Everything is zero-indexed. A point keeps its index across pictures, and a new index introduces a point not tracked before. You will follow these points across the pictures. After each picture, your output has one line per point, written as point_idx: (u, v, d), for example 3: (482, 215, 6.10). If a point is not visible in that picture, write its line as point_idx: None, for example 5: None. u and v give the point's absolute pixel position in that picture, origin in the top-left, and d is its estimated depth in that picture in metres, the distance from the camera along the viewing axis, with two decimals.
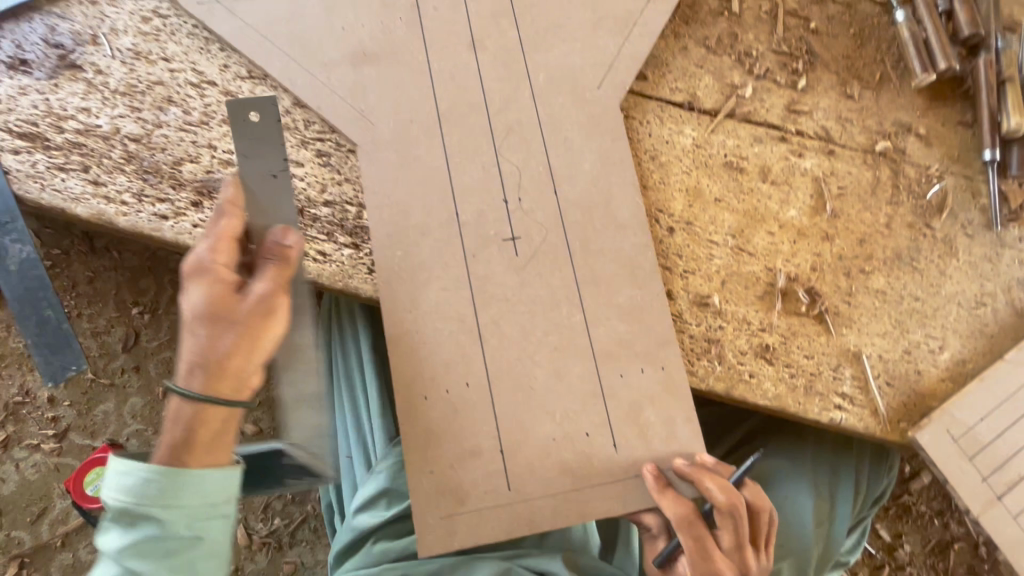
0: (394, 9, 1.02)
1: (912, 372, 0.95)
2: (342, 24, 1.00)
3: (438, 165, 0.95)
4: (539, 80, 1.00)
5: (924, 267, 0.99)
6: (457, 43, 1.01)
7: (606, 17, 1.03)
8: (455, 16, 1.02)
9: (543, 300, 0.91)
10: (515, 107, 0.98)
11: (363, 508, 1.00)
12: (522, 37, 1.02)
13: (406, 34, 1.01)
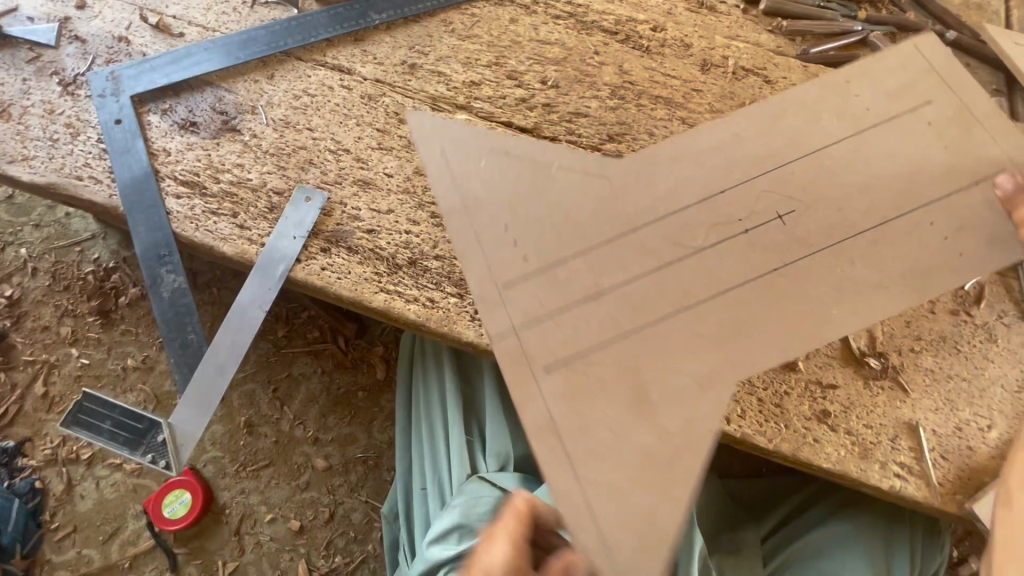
0: (528, 305, 0.67)
1: (964, 447, 1.03)
2: (550, 324, 0.66)
3: (720, 221, 0.69)
4: (534, 178, 0.72)
5: (967, 349, 1.10)
6: (518, 213, 0.70)
7: (454, 187, 0.72)
8: (509, 236, 0.69)
9: None
10: (538, 160, 0.72)
11: (437, 539, 1.02)
12: (512, 202, 0.70)
13: (563, 281, 0.67)
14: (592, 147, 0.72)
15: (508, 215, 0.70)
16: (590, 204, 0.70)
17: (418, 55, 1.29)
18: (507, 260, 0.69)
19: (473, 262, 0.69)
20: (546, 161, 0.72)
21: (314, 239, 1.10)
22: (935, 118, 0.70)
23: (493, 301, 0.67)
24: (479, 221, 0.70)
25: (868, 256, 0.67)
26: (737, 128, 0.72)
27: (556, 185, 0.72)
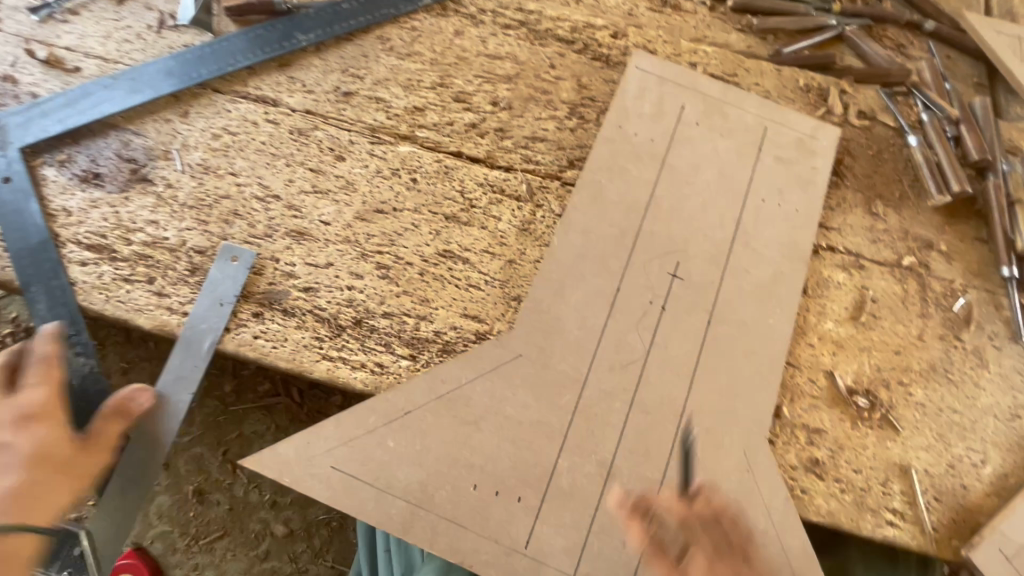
0: (528, 498, 0.91)
1: (958, 486, 0.97)
2: (558, 503, 0.91)
3: (631, 338, 0.99)
4: (460, 493, 0.89)
5: (958, 378, 1.04)
6: (463, 445, 0.92)
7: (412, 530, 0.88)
8: (459, 453, 0.91)
9: (591, 418, 0.95)
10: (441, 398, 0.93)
11: None
12: (477, 529, 0.88)
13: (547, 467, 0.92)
14: (482, 397, 0.94)
15: (457, 507, 0.89)
16: (512, 453, 0.92)
17: (353, 78, 1.15)
18: (502, 521, 0.89)
19: (504, 538, 0.89)
20: (469, 415, 0.93)
21: (243, 303, 0.98)
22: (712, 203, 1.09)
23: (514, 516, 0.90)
24: (463, 516, 0.89)
25: (711, 428, 0.95)
26: (582, 314, 1.00)
27: (496, 508, 0.90)
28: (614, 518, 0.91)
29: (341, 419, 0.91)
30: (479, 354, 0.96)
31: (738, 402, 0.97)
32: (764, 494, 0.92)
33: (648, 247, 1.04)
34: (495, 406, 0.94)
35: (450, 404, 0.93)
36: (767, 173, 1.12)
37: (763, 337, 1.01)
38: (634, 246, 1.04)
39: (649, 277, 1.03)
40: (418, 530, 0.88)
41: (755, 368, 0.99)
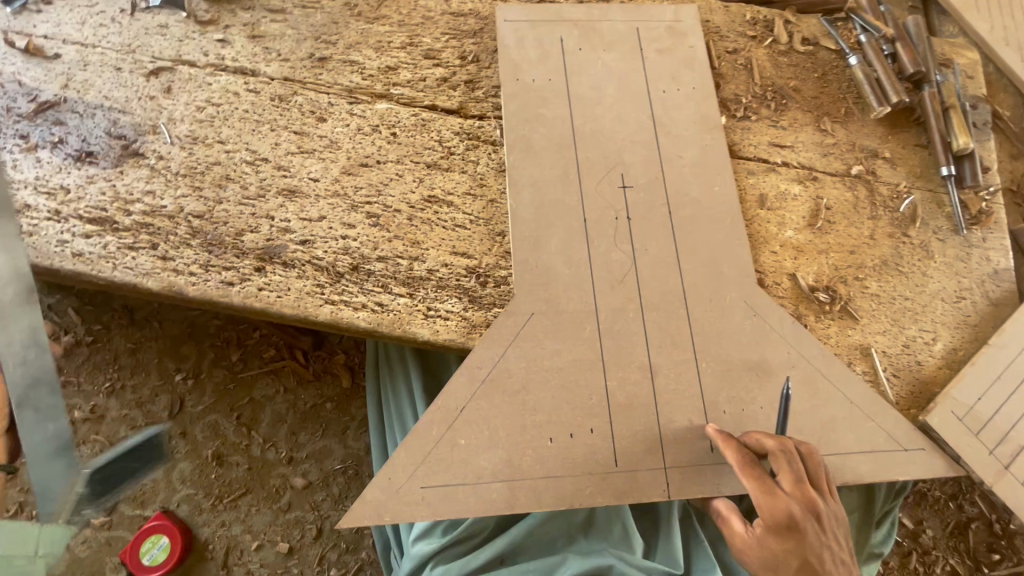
0: (585, 429, 0.96)
1: (913, 363, 1.07)
2: (628, 439, 0.96)
3: (612, 256, 1.07)
4: (513, 433, 0.95)
5: (908, 269, 1.14)
6: (504, 393, 0.97)
7: (504, 481, 0.93)
8: (510, 401, 0.97)
9: (581, 332, 1.02)
10: (479, 361, 0.99)
11: (420, 536, 1.07)
12: (555, 467, 0.94)
13: (594, 398, 0.98)
14: (517, 366, 0.99)
15: (542, 460, 0.94)
16: (566, 397, 0.98)
17: (325, 45, 1.21)
18: (582, 462, 0.95)
19: (582, 469, 0.94)
20: (512, 385, 0.98)
21: (245, 259, 1.04)
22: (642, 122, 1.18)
23: (589, 450, 0.95)
24: (533, 455, 0.94)
25: (716, 343, 1.03)
26: (567, 242, 1.08)
27: (585, 475, 0.94)
28: (624, 423, 0.97)
29: (411, 435, 0.94)
30: (496, 330, 1.01)
31: (712, 306, 1.06)
32: (773, 386, 1.01)
33: (592, 173, 1.13)
34: (532, 370, 0.99)
35: (495, 381, 0.98)
36: (699, 90, 1.21)
37: (728, 247, 1.10)
38: (579, 174, 1.13)
39: (607, 201, 1.11)
40: (510, 481, 0.93)
41: (724, 275, 1.08)
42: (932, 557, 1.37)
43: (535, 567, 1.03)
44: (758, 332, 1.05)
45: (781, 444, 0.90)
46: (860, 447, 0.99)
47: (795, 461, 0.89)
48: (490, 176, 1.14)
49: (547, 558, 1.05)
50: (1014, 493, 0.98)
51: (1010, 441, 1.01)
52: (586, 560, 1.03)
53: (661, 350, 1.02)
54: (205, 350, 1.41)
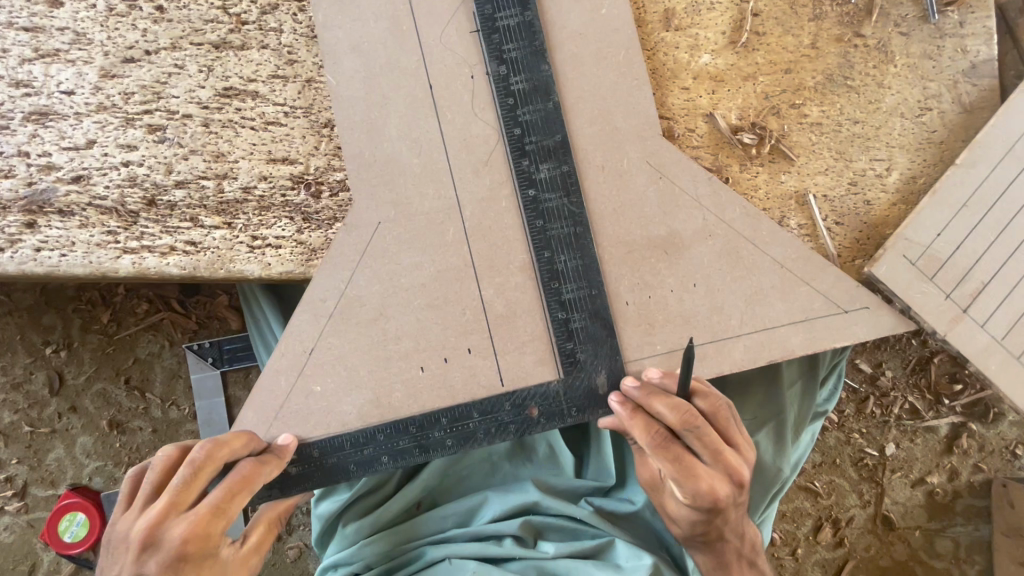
0: (461, 350, 0.82)
1: (861, 204, 0.87)
2: (514, 356, 0.82)
3: (470, 130, 0.83)
4: (374, 371, 0.81)
5: (859, 83, 0.88)
6: (358, 326, 0.81)
7: (376, 427, 0.81)
8: (367, 335, 0.81)
9: (444, 237, 0.82)
10: (321, 293, 0.81)
11: (323, 496, 0.97)
12: (430, 401, 0.81)
13: (468, 314, 0.82)
14: (371, 291, 0.81)
15: (415, 395, 0.81)
16: (434, 319, 0.81)
17: None
18: (460, 389, 0.81)
19: (462, 397, 0.81)
20: (367, 315, 0.81)
21: (8, 214, 0.81)
22: None
23: (467, 376, 0.82)
24: (403, 392, 0.81)
25: (614, 221, 0.83)
26: (411, 123, 0.82)
27: (467, 402, 0.81)
28: (508, 335, 0.82)
29: (258, 391, 0.80)
30: (339, 250, 0.81)
31: (605, 177, 0.84)
32: (687, 262, 0.83)
33: (432, 16, 0.83)
34: (390, 293, 0.81)
35: (346, 313, 0.81)
36: None
37: (622, 94, 0.84)
38: (414, 19, 0.83)
39: (458, 55, 0.83)
40: (381, 425, 0.81)
41: (619, 131, 0.84)
42: (891, 398, 1.29)
43: (456, 509, 0.99)
44: (668, 198, 0.83)
45: (713, 403, 0.73)
46: (792, 317, 0.83)
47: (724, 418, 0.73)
48: (301, 45, 0.85)
49: (468, 500, 0.99)
50: (970, 338, 0.84)
51: (973, 279, 0.84)
52: (509, 497, 0.98)
53: (546, 241, 0.82)
54: (70, 316, 1.23)
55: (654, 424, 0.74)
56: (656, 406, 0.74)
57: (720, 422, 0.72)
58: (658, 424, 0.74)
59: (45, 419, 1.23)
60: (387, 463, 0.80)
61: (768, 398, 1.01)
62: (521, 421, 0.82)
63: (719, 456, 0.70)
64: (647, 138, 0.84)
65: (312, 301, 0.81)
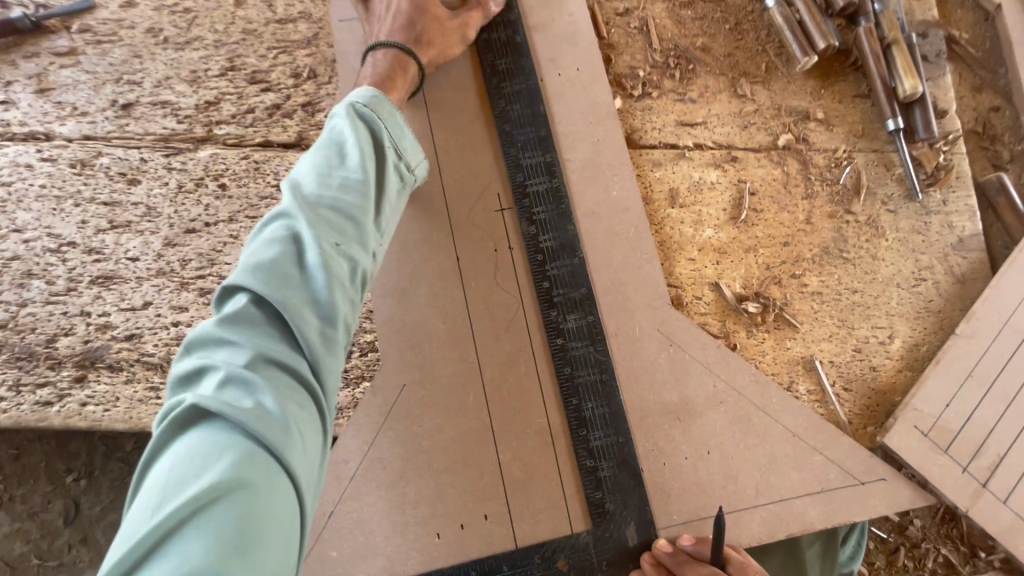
0: (477, 515, 0.82)
1: (867, 370, 0.90)
2: (530, 523, 0.82)
3: (494, 298, 0.90)
4: (389, 534, 0.81)
5: (855, 256, 0.95)
6: (378, 486, 0.83)
7: None
8: (387, 497, 0.83)
9: (465, 401, 0.86)
10: (346, 454, 0.84)
11: None
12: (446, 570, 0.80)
13: (485, 478, 0.83)
14: (393, 453, 0.84)
15: (430, 563, 0.81)
16: (453, 483, 0.83)
17: (129, 87, 1.00)
18: (475, 558, 0.81)
19: (477, 567, 0.80)
20: (388, 477, 0.83)
21: (62, 369, 0.88)
22: (520, 120, 0.97)
23: (483, 543, 0.81)
24: (419, 559, 0.81)
25: (629, 385, 0.87)
26: (439, 292, 0.90)
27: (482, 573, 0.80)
28: (527, 502, 0.83)
29: None
30: (364, 412, 0.85)
31: (618, 344, 0.88)
32: (701, 428, 0.85)
33: (462, 198, 0.93)
34: (410, 455, 0.84)
35: (367, 475, 0.83)
36: (583, 72, 1.00)
37: (633, 266, 0.91)
38: (447, 200, 0.93)
39: (483, 231, 0.92)
40: None
41: (630, 300, 0.90)
42: (922, 550, 1.23)
43: None
44: (680, 366, 0.88)
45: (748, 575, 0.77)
46: (808, 488, 0.84)
47: None
48: None
49: None
50: (993, 516, 0.83)
51: (987, 453, 0.85)
52: None
53: (572, 401, 0.86)
54: (95, 443, 1.26)
55: None
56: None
57: None
58: None
59: (56, 551, 1.22)
60: None
61: (787, 566, 0.96)
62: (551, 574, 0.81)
63: None
64: (657, 307, 0.90)
65: (336, 461, 0.83)
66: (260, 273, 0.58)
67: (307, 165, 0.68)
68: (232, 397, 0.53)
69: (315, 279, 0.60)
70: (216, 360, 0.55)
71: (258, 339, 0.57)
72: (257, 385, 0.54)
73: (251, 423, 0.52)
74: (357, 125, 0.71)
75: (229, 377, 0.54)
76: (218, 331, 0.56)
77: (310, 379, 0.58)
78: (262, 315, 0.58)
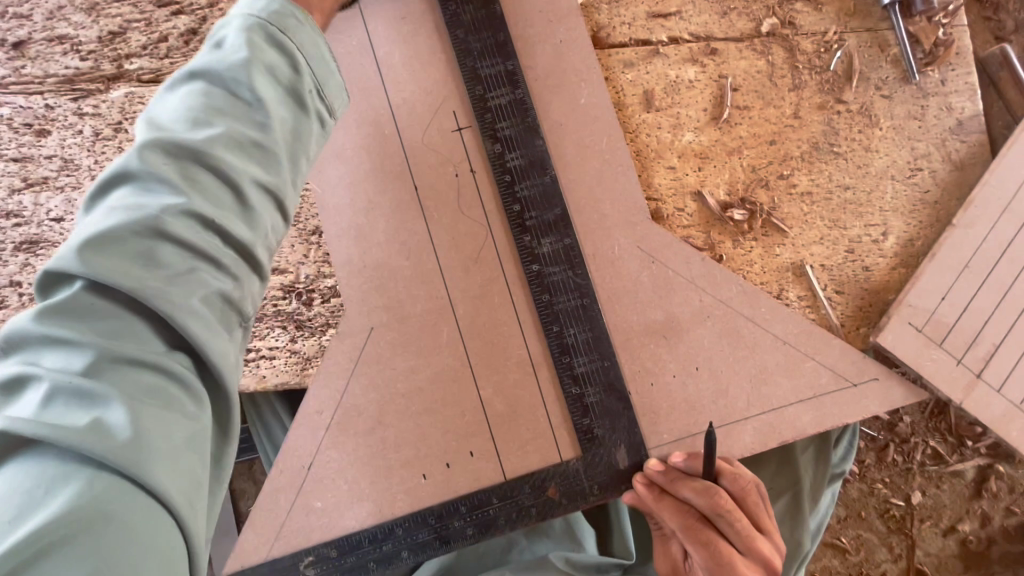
0: (462, 452, 0.80)
1: (860, 270, 0.86)
2: (516, 455, 0.80)
3: (460, 227, 0.82)
4: (372, 479, 0.79)
5: (846, 149, 0.88)
6: (356, 433, 0.79)
7: (381, 541, 0.78)
8: (366, 444, 0.79)
9: (439, 339, 0.81)
10: (318, 403, 0.79)
11: None
12: (435, 509, 0.78)
13: (466, 416, 0.80)
14: (367, 399, 0.80)
15: (418, 504, 0.79)
16: (434, 424, 0.80)
17: (19, 22, 0.87)
18: (464, 493, 0.79)
19: (466, 503, 0.79)
20: (365, 424, 0.79)
21: None
22: (471, 24, 0.85)
23: (470, 479, 0.79)
24: (406, 500, 0.79)
25: (612, 307, 0.82)
26: (399, 226, 0.82)
27: (472, 508, 0.78)
28: (512, 435, 0.80)
29: (257, 511, 0.78)
30: (333, 359, 0.80)
31: (597, 266, 0.83)
32: (690, 345, 0.81)
33: (415, 119, 0.84)
34: (386, 400, 0.80)
35: (344, 424, 0.79)
36: None
37: (608, 180, 0.84)
38: (398, 124, 0.83)
39: (441, 155, 0.83)
40: (386, 538, 0.78)
41: (606, 218, 0.83)
42: (911, 445, 1.24)
43: None
44: (665, 282, 0.82)
45: (741, 484, 0.73)
46: (800, 396, 0.81)
47: (754, 500, 0.73)
48: None
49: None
50: (988, 405, 0.81)
51: (983, 343, 0.82)
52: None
53: (553, 329, 0.81)
54: None
55: (682, 507, 0.74)
56: (682, 490, 0.74)
57: (748, 506, 0.72)
58: (687, 508, 0.74)
59: None
60: (408, 561, 0.78)
61: (780, 472, 0.97)
62: (543, 502, 0.79)
63: (751, 544, 0.68)
64: (636, 222, 0.83)
65: (310, 411, 0.79)
66: (95, 249, 0.42)
67: (174, 98, 0.48)
68: (60, 416, 0.39)
69: (169, 257, 0.44)
70: (42, 365, 0.41)
71: (96, 337, 0.42)
72: (101, 395, 0.41)
73: (87, 445, 0.39)
74: (246, 45, 0.50)
75: (57, 387, 0.40)
76: (38, 328, 0.41)
77: (186, 381, 0.45)
78: (104, 303, 0.43)
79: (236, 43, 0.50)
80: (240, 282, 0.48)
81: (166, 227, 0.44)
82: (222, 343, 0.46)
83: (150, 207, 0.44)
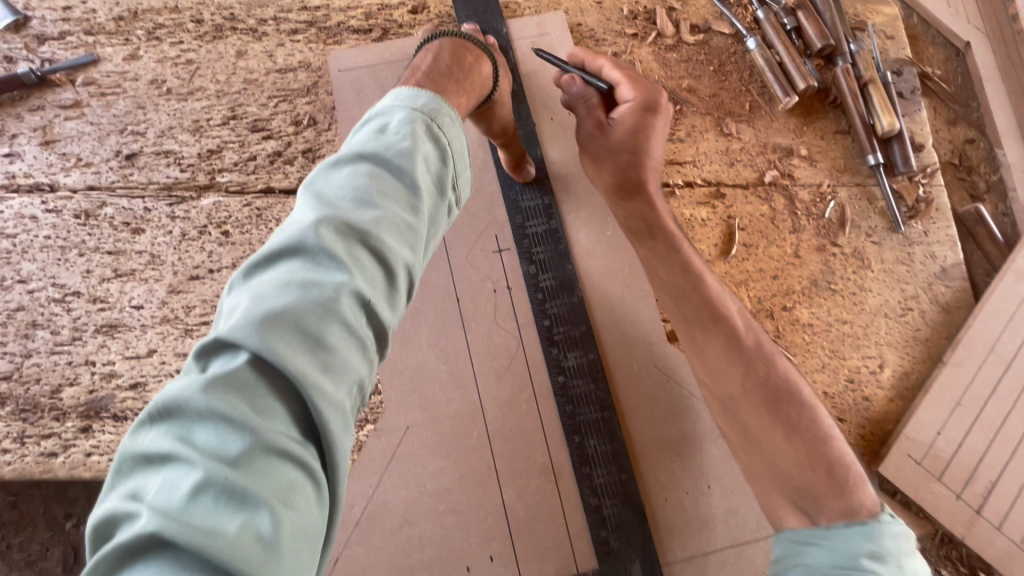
0: (482, 556, 0.83)
1: (860, 399, 0.93)
2: (533, 562, 0.83)
3: (494, 338, 0.91)
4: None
5: (842, 287, 0.98)
6: (383, 529, 0.83)
7: None
8: (392, 541, 0.83)
9: (469, 441, 0.87)
10: (350, 496, 0.84)
11: None
12: None
13: (488, 519, 0.84)
14: (397, 496, 0.85)
15: None
16: (457, 525, 0.84)
17: (133, 137, 1.03)
18: None
19: None
20: (393, 521, 0.84)
21: (67, 420, 0.88)
22: None
23: None
24: None
25: (629, 420, 0.89)
26: (440, 334, 0.91)
27: None
28: (531, 541, 0.84)
29: None
30: (369, 456, 0.86)
31: (618, 381, 0.90)
32: (702, 462, 0.87)
33: (462, 240, 0.96)
34: (415, 499, 0.85)
35: (372, 519, 0.84)
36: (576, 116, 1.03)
37: (629, 303, 0.94)
38: (447, 243, 0.95)
39: (482, 273, 0.94)
40: None
41: (627, 337, 0.92)
42: None
43: None
44: (679, 400, 0.89)
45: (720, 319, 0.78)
46: None
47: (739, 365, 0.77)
48: None
49: None
50: (989, 541, 0.84)
51: (980, 479, 0.87)
52: None
53: (574, 439, 0.87)
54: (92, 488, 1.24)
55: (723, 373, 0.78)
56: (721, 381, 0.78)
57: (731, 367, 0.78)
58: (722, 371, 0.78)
59: None
60: None
61: None
62: None
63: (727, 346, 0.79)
64: (654, 343, 0.92)
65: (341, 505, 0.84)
66: (265, 323, 0.42)
67: (342, 176, 0.52)
68: (210, 515, 0.36)
69: (330, 336, 0.44)
70: (195, 445, 0.38)
71: (252, 422, 0.40)
72: (252, 493, 0.38)
73: (235, 554, 0.35)
74: (411, 139, 0.55)
75: (211, 478, 0.37)
76: (202, 401, 0.39)
77: (317, 480, 0.42)
78: (260, 382, 0.41)
79: (400, 135, 0.55)
80: (371, 367, 0.48)
81: (331, 309, 0.44)
82: (347, 437, 0.45)
83: (324, 284, 0.45)
